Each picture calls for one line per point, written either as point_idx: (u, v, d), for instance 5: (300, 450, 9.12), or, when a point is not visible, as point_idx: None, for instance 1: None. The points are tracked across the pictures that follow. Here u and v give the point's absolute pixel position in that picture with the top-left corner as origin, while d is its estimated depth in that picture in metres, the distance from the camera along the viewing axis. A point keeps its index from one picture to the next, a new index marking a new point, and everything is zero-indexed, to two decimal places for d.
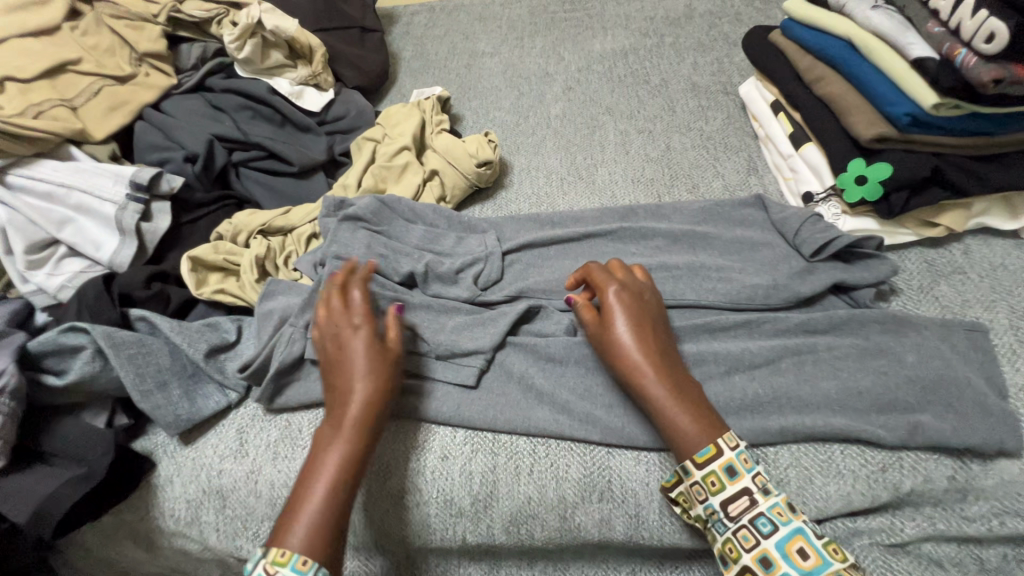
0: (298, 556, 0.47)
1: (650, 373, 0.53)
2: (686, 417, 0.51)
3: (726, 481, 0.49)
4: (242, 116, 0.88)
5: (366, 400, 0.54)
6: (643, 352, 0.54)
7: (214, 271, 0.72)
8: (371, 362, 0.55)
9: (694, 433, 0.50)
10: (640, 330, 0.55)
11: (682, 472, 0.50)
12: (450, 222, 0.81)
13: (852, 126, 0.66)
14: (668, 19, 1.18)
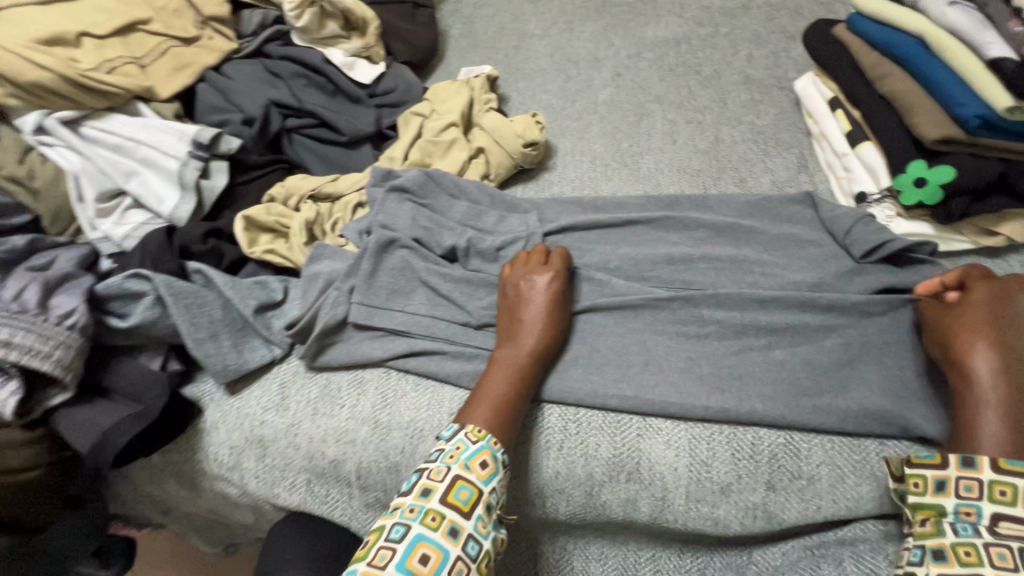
0: (490, 435, 0.54)
1: (1002, 376, 0.50)
2: (1018, 425, 0.48)
3: (1021, 502, 0.46)
4: (296, 84, 0.90)
5: (546, 325, 0.61)
6: (990, 356, 0.51)
7: (266, 231, 0.75)
8: (550, 294, 0.63)
9: (1005, 441, 0.47)
10: (995, 327, 0.52)
11: (966, 463, 0.48)
12: (494, 200, 0.82)
13: (915, 126, 0.64)
14: (724, 9, 1.16)
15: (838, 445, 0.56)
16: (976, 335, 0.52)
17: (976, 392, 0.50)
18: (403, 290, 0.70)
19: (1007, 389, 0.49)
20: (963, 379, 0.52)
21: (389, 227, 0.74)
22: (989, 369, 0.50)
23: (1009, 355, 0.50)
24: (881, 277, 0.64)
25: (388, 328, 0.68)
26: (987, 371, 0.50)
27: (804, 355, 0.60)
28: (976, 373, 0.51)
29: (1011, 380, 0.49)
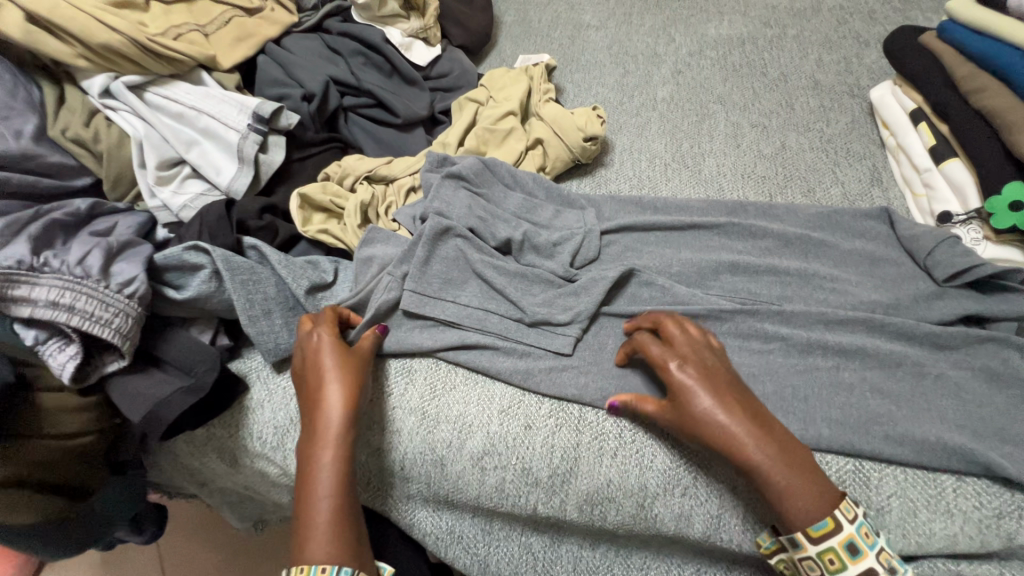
0: (316, 565, 0.48)
1: (735, 428, 0.49)
2: (781, 487, 0.47)
3: (847, 560, 0.46)
4: (355, 62, 0.89)
5: (339, 406, 0.55)
6: (730, 408, 0.50)
7: (320, 211, 0.74)
8: (344, 371, 0.57)
9: (809, 505, 0.47)
10: (711, 388, 0.51)
11: (793, 545, 0.48)
12: (549, 194, 0.80)
13: (1018, 147, 0.60)
14: (792, 10, 1.11)
15: (911, 476, 0.53)
16: (686, 389, 0.51)
17: (733, 448, 0.49)
18: (457, 280, 0.69)
19: (760, 436, 0.49)
20: (705, 432, 0.50)
21: (443, 214, 0.73)
22: (714, 418, 0.50)
23: (736, 409, 0.50)
24: (965, 303, 0.60)
25: (439, 318, 0.66)
26: (715, 424, 0.49)
27: (875, 379, 0.57)
28: (710, 434, 0.50)
29: (754, 427, 0.49)
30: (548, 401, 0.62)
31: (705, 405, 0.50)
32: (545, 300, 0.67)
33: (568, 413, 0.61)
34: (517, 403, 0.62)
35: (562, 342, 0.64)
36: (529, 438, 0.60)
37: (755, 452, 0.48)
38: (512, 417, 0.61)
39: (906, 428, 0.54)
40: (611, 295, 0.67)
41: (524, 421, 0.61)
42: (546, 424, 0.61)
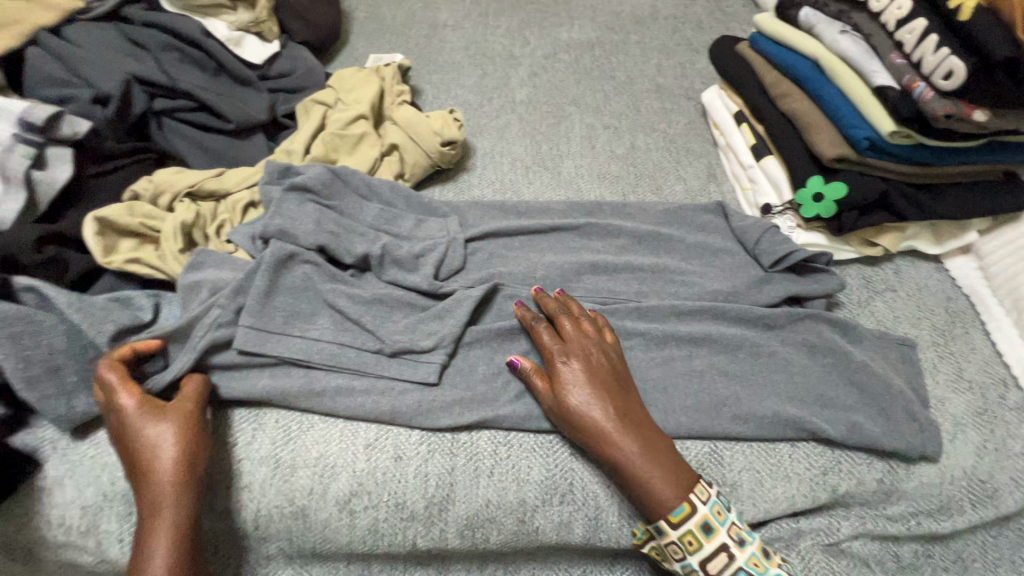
0: None
1: (605, 424, 0.52)
2: (643, 478, 0.50)
3: (702, 539, 0.50)
4: (166, 57, 0.76)
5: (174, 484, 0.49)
6: (606, 400, 0.53)
7: (128, 236, 0.62)
8: (182, 437, 0.50)
9: (671, 491, 0.50)
10: (591, 381, 0.54)
11: (659, 531, 0.51)
12: (410, 203, 0.75)
13: (814, 145, 0.68)
14: (634, 17, 1.18)
15: (756, 449, 0.58)
16: (569, 381, 0.54)
17: (602, 440, 0.52)
18: (304, 313, 0.62)
19: (626, 428, 0.52)
20: (585, 425, 0.52)
21: (288, 233, 0.65)
22: (590, 414, 0.52)
23: (611, 401, 0.53)
24: (787, 286, 0.68)
25: (285, 357, 0.58)
26: (590, 416, 0.52)
27: (722, 363, 0.62)
28: (586, 426, 0.52)
29: (626, 418, 0.53)
30: (419, 428, 0.58)
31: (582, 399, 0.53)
32: (408, 325, 0.62)
33: (440, 437, 0.57)
34: (383, 434, 0.57)
35: (428, 370, 0.59)
36: (401, 471, 0.56)
37: (623, 445, 0.51)
38: (380, 451, 0.56)
39: (746, 407, 0.59)
40: (478, 307, 0.65)
41: (393, 453, 0.56)
42: (417, 453, 0.56)
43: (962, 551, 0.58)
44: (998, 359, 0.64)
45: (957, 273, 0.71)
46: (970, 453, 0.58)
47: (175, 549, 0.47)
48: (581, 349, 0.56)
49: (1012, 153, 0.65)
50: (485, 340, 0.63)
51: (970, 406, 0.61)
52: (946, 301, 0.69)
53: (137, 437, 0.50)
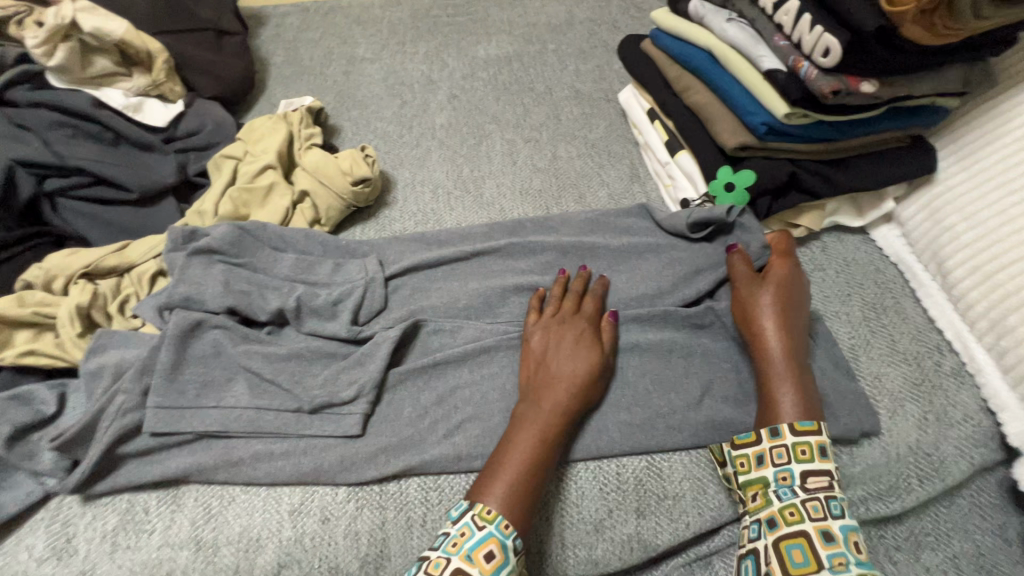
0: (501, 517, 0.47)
1: (763, 323, 0.57)
2: (783, 380, 0.54)
3: (817, 457, 0.51)
4: (57, 135, 0.74)
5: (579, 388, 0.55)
6: (778, 304, 0.58)
7: (22, 327, 0.59)
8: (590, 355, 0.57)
9: (798, 406, 0.53)
10: (789, 290, 0.60)
11: (773, 433, 0.52)
12: (327, 248, 0.73)
13: (719, 135, 0.68)
14: (549, 26, 1.18)
15: (694, 456, 0.58)
16: (777, 281, 0.60)
17: (763, 342, 0.57)
18: (218, 380, 0.59)
19: (787, 336, 0.56)
20: (745, 322, 0.59)
21: (194, 300, 0.63)
22: (764, 311, 0.58)
23: (789, 309, 0.58)
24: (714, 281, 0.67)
25: (198, 432, 0.56)
26: (760, 311, 0.58)
27: (655, 370, 0.60)
28: (764, 324, 0.57)
29: (784, 325, 0.57)
30: (345, 485, 0.56)
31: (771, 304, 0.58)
32: (327, 377, 0.60)
33: (368, 490, 0.55)
34: (308, 497, 0.55)
35: (351, 422, 0.57)
36: (329, 534, 0.53)
37: (780, 352, 0.56)
38: (305, 514, 0.54)
39: (678, 415, 0.58)
40: (400, 347, 0.63)
41: (320, 515, 0.54)
42: (345, 511, 0.54)
43: (914, 526, 0.56)
44: (931, 326, 0.63)
45: (883, 243, 0.70)
46: (911, 427, 0.57)
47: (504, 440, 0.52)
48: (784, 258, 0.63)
49: (912, 117, 0.65)
50: (409, 381, 0.60)
51: (908, 378, 0.60)
52: (875, 273, 0.68)
53: (563, 363, 0.57)
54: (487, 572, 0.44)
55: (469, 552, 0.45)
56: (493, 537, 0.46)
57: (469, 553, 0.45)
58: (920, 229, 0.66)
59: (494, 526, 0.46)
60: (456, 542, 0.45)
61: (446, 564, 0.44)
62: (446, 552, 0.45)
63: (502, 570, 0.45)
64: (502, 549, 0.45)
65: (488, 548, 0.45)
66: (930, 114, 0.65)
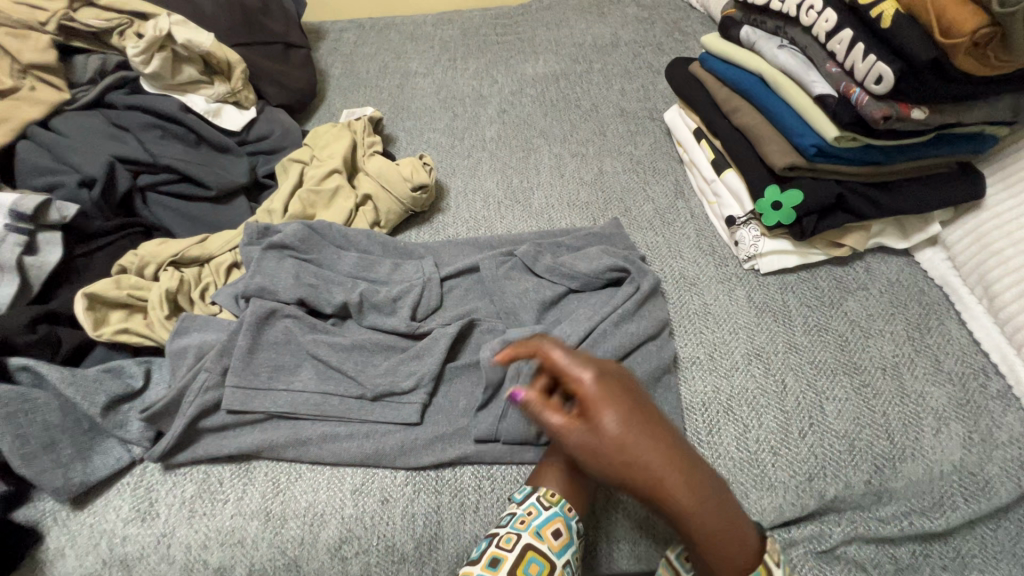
0: (564, 499, 0.54)
1: (642, 457, 0.44)
2: (705, 537, 0.45)
3: None
4: (148, 136, 0.81)
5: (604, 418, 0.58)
6: (643, 437, 0.44)
7: (117, 308, 0.65)
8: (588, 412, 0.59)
9: (740, 561, 0.47)
10: (628, 403, 0.45)
11: (733, 571, 0.47)
12: (386, 249, 0.78)
13: (767, 155, 0.71)
14: (595, 46, 1.23)
15: (738, 460, 0.59)
16: (611, 403, 0.45)
17: (658, 484, 0.44)
18: (289, 365, 0.64)
19: (671, 464, 0.44)
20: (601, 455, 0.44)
21: (268, 290, 0.68)
22: (625, 441, 0.43)
23: (649, 423, 0.45)
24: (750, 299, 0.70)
25: (270, 412, 0.60)
26: (636, 447, 0.44)
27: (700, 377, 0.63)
28: (648, 462, 0.44)
29: (663, 445, 0.44)
30: (404, 469, 0.59)
31: (621, 427, 0.44)
32: (388, 368, 0.64)
33: (425, 476, 0.59)
34: (368, 479, 0.59)
35: (410, 410, 0.61)
36: (387, 514, 0.56)
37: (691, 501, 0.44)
38: (366, 494, 0.58)
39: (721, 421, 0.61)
40: (455, 343, 0.67)
41: (379, 495, 0.58)
42: (403, 494, 0.58)
43: (961, 547, 0.57)
44: (976, 348, 0.64)
45: (928, 266, 0.71)
46: (955, 446, 0.58)
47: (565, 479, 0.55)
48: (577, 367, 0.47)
49: (960, 143, 0.66)
50: (464, 375, 0.64)
51: (952, 398, 0.60)
52: (919, 294, 0.69)
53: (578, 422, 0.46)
54: (556, 547, 0.51)
55: (539, 530, 0.52)
56: (557, 518, 0.52)
57: (539, 532, 0.51)
58: (966, 254, 0.68)
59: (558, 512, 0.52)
60: (528, 524, 0.52)
61: (517, 539, 0.51)
62: (515, 528, 0.52)
63: (568, 548, 0.52)
64: (567, 528, 0.52)
65: (552, 528, 0.52)
66: (978, 142, 0.67)
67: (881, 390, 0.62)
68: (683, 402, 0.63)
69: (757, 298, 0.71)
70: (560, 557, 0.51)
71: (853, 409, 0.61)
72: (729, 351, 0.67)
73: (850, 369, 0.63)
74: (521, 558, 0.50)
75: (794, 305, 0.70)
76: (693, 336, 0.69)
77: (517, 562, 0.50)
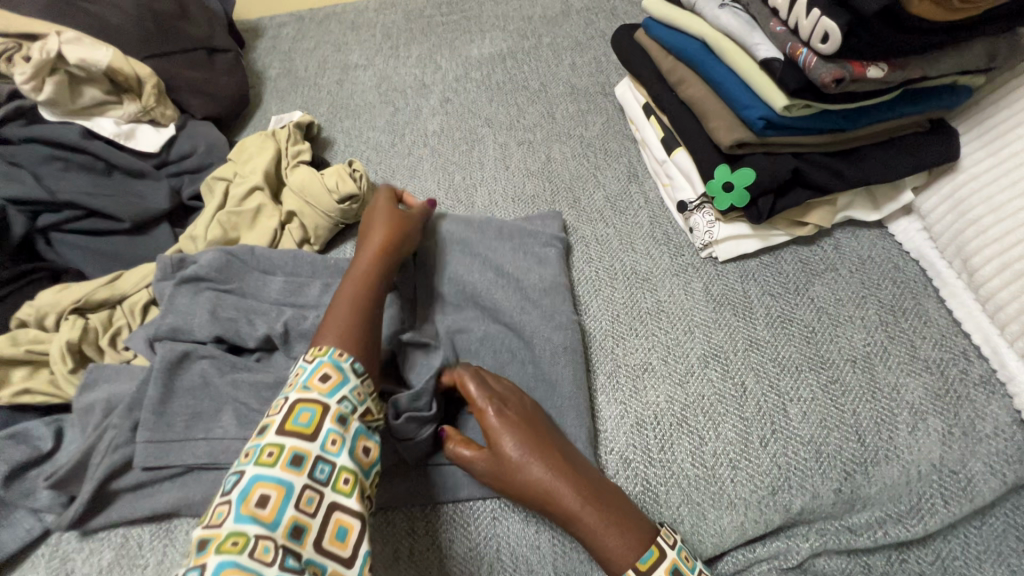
0: (332, 349, 0.49)
1: (534, 477, 0.47)
2: (595, 534, 0.44)
3: None
4: (50, 169, 0.75)
5: (385, 242, 0.60)
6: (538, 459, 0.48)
7: (18, 364, 0.61)
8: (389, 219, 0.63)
9: (627, 543, 0.43)
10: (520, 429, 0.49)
11: None
12: (314, 268, 0.71)
13: (714, 132, 0.63)
14: (545, 18, 1.14)
15: (692, 479, 0.53)
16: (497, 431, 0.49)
17: (539, 493, 0.47)
18: (207, 410, 0.59)
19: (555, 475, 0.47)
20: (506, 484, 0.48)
21: (181, 330, 0.62)
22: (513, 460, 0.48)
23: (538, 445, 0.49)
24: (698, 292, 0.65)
25: (189, 464, 0.56)
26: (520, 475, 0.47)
27: (645, 363, 0.61)
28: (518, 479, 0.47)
29: (543, 465, 0.47)
30: None
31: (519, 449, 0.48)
32: None
33: None
34: None
35: None
36: None
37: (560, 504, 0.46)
38: None
39: (686, 435, 0.56)
40: None
41: None
42: None
43: (941, 549, 0.51)
44: (957, 329, 0.58)
45: (903, 238, 0.65)
46: (933, 443, 0.52)
47: (351, 309, 0.53)
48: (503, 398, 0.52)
49: (931, 99, 0.59)
50: None
51: (929, 388, 0.55)
52: (893, 271, 0.63)
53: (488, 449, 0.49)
54: (327, 390, 0.45)
55: (342, 414, 0.44)
56: (362, 435, 0.45)
57: (341, 419, 0.44)
58: (944, 223, 0.61)
59: (362, 425, 0.46)
60: (327, 437, 0.43)
61: (285, 400, 0.44)
62: (282, 394, 0.45)
63: (341, 387, 0.46)
64: (337, 370, 0.47)
65: (323, 372, 0.47)
66: (951, 95, 0.59)
67: (850, 385, 0.56)
68: (634, 414, 0.58)
69: (715, 289, 0.65)
70: (332, 397, 0.45)
71: (820, 411, 0.55)
72: (684, 352, 0.61)
73: (816, 363, 0.58)
74: (294, 404, 0.44)
75: (755, 295, 0.64)
76: (645, 338, 0.63)
77: (285, 417, 0.43)
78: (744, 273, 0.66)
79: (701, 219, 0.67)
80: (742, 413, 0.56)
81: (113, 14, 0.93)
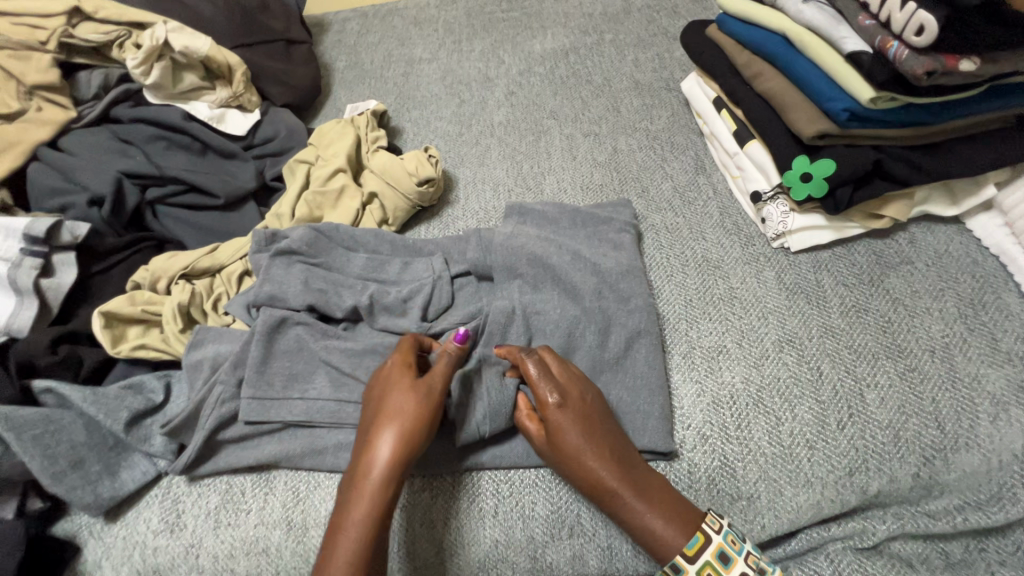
0: None
1: (586, 464, 0.50)
2: (641, 521, 0.48)
3: (721, 567, 0.46)
4: (154, 147, 0.81)
5: (407, 427, 0.50)
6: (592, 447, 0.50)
7: (134, 323, 0.66)
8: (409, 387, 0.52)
9: (673, 531, 0.47)
10: (578, 418, 0.52)
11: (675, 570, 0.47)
12: (394, 247, 0.75)
13: (794, 124, 0.65)
14: (606, 15, 1.16)
15: (769, 457, 0.55)
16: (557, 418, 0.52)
17: (589, 479, 0.50)
18: (302, 372, 0.63)
19: (607, 464, 0.50)
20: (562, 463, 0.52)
21: (277, 298, 0.66)
22: (571, 445, 0.51)
23: (593, 433, 0.51)
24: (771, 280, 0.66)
25: (287, 421, 0.60)
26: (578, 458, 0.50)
27: (719, 347, 0.62)
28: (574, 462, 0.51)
29: (596, 451, 0.50)
30: (420, 475, 0.58)
31: (578, 437, 0.51)
32: None
33: (443, 481, 0.58)
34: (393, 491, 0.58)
35: None
36: (406, 521, 0.56)
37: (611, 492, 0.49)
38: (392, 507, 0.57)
39: (763, 417, 0.57)
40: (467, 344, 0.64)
41: (400, 503, 0.57)
42: (421, 501, 0.57)
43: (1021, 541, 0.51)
44: None
45: (983, 234, 0.65)
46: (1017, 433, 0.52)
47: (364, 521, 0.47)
48: (562, 386, 0.54)
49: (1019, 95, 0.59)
50: None
51: (1011, 381, 0.55)
52: (972, 266, 0.63)
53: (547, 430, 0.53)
54: None
55: None
56: None
57: None
58: None
59: None
60: None
61: None
62: None
63: None
64: None
65: None
66: None
67: (929, 374, 0.57)
68: (710, 394, 0.60)
69: (788, 278, 0.66)
70: None
71: (897, 398, 0.56)
72: (758, 338, 0.62)
73: (893, 352, 0.59)
74: None
75: (830, 285, 0.65)
76: (718, 322, 0.64)
77: None
78: (817, 263, 0.67)
79: (775, 210, 0.69)
80: (818, 399, 0.57)
81: (206, 7, 0.99)
